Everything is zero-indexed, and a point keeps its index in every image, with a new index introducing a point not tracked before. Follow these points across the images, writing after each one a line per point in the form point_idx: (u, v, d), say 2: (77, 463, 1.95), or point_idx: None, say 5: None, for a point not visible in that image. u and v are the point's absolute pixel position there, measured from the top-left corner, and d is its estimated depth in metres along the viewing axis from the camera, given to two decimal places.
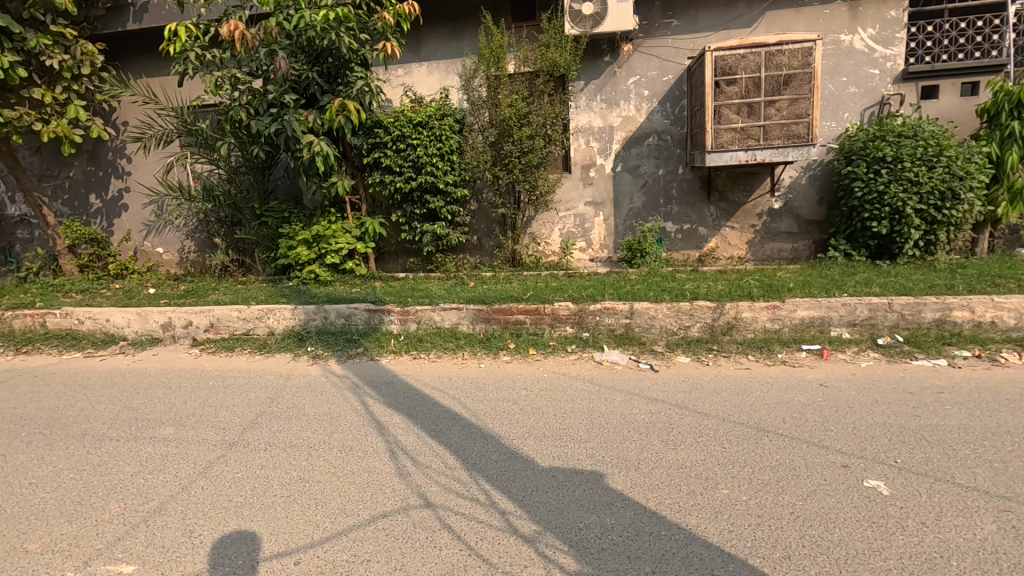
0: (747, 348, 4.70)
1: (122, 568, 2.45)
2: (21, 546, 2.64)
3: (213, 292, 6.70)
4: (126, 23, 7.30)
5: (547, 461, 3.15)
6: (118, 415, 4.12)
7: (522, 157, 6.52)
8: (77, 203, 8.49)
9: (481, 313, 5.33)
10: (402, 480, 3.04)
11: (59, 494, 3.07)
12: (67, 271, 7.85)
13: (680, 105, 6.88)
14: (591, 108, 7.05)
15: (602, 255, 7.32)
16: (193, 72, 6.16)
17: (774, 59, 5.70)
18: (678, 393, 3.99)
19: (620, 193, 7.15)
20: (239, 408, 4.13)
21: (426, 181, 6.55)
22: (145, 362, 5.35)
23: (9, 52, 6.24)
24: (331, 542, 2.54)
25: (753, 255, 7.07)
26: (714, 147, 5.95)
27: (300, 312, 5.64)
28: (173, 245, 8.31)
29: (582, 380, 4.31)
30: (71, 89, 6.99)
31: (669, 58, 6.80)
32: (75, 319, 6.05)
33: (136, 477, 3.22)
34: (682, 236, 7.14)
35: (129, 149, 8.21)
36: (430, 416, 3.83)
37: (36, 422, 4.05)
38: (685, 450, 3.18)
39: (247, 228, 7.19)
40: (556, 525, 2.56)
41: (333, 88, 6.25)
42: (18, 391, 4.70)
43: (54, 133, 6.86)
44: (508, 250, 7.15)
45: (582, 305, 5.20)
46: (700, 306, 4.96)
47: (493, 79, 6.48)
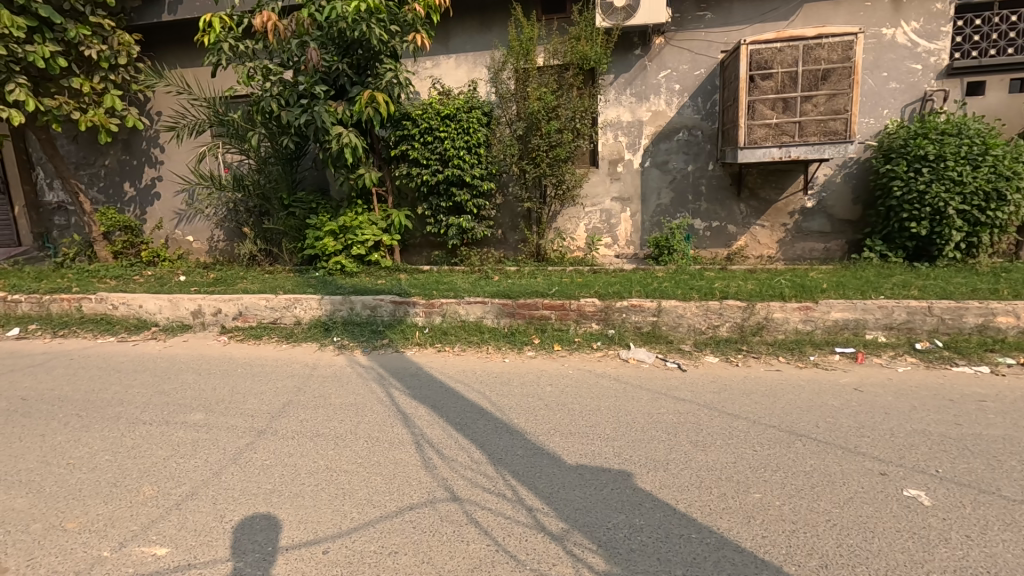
0: (777, 350, 4.60)
1: (157, 550, 2.50)
2: (60, 524, 2.71)
3: (242, 281, 6.80)
4: (161, 15, 7.40)
5: (574, 458, 3.12)
6: (151, 399, 4.21)
7: (550, 151, 6.48)
8: (111, 191, 8.69)
9: (506, 308, 5.31)
10: (428, 472, 3.05)
11: (96, 475, 3.15)
12: (101, 258, 8.07)
13: (712, 100, 6.74)
14: (620, 102, 6.95)
15: (628, 251, 7.24)
16: (227, 62, 6.25)
17: (812, 53, 5.54)
18: (708, 393, 3.91)
19: (648, 189, 7.05)
20: (268, 396, 4.18)
21: (453, 174, 6.53)
22: (175, 349, 5.46)
23: (50, 42, 6.40)
24: (358, 532, 2.55)
25: (783, 254, 6.92)
26: (747, 143, 5.81)
27: (327, 302, 5.69)
28: (202, 234, 8.45)
29: (609, 378, 4.27)
30: (108, 79, 7.13)
31: (702, 51, 6.66)
32: (109, 304, 6.20)
33: (169, 460, 3.28)
34: (710, 234, 7.01)
35: (163, 139, 8.36)
36: (456, 409, 3.82)
37: (73, 404, 4.17)
38: (715, 452, 3.12)
39: (275, 218, 7.29)
40: (584, 524, 2.53)
41: (362, 80, 6.28)
42: (56, 373, 4.84)
43: (91, 122, 7.01)
44: (533, 245, 7.12)
45: (608, 301, 5.14)
46: (730, 305, 4.87)
47: (521, 72, 6.41)
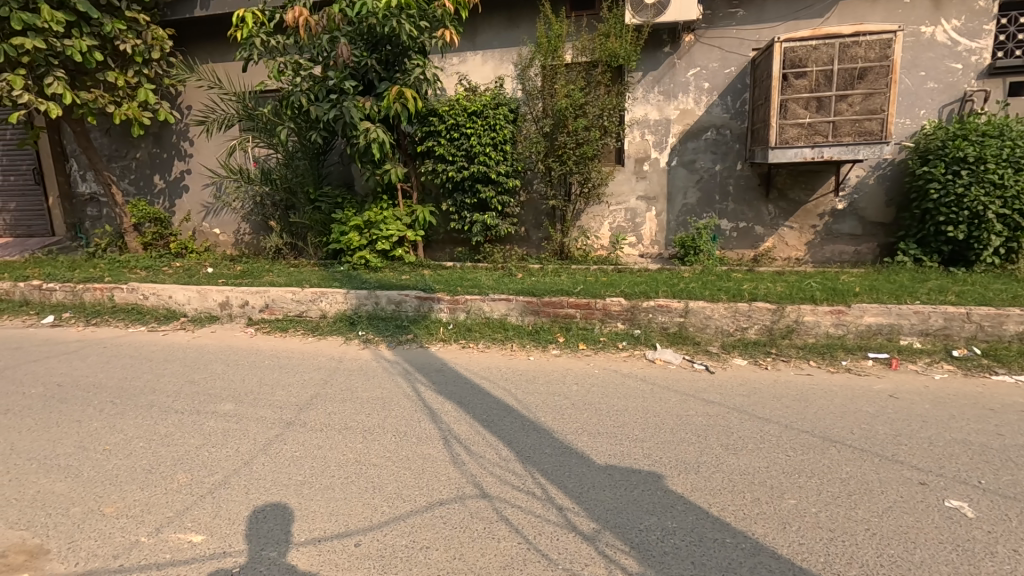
0: (808, 353, 4.51)
1: (192, 537, 2.53)
2: (99, 509, 2.77)
3: (268, 274, 6.88)
4: (194, 10, 7.49)
5: (602, 458, 3.10)
6: (181, 388, 4.28)
7: (577, 148, 6.46)
8: (141, 183, 8.85)
9: (531, 306, 5.29)
10: (456, 468, 3.05)
11: (131, 461, 3.21)
12: (132, 248, 8.24)
13: (741, 98, 6.64)
14: (647, 100, 6.88)
15: (652, 251, 7.17)
16: (258, 57, 6.34)
17: (848, 51, 5.41)
18: (737, 396, 3.86)
19: (674, 188, 6.97)
20: (296, 388, 4.23)
21: (478, 171, 6.52)
22: (204, 339, 5.54)
23: (87, 36, 6.54)
24: (389, 526, 2.56)
25: (812, 256, 6.80)
26: (778, 143, 5.71)
27: (352, 296, 5.73)
28: (229, 227, 8.57)
29: (635, 378, 4.23)
30: (141, 73, 7.28)
31: (733, 49, 6.56)
32: (140, 294, 6.31)
33: (201, 449, 3.33)
34: (737, 235, 6.92)
35: (193, 132, 8.50)
36: (482, 406, 3.82)
37: (107, 391, 4.26)
38: (746, 456, 3.07)
39: (301, 212, 7.36)
40: (616, 525, 2.51)
41: (390, 76, 6.30)
42: (90, 361, 4.95)
43: (125, 115, 7.15)
44: (556, 243, 7.09)
45: (635, 301, 5.10)
46: (760, 307, 4.79)
47: (549, 69, 6.39)
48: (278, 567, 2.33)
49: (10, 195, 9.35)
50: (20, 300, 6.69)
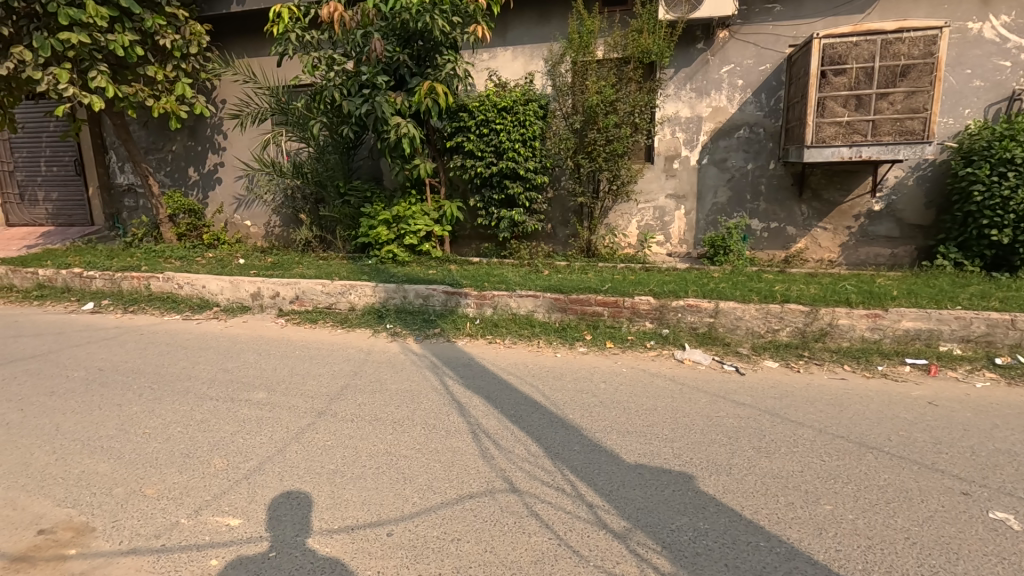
0: (842, 357, 4.42)
1: (230, 520, 2.60)
2: (140, 490, 2.85)
3: (298, 266, 6.99)
4: (230, 5, 7.62)
5: (632, 457, 3.08)
6: (216, 375, 4.39)
7: (607, 145, 6.41)
8: (177, 175, 9.06)
9: (558, 303, 5.28)
10: (485, 462, 3.07)
11: (170, 445, 3.30)
12: (166, 239, 8.45)
13: (776, 96, 6.51)
14: (679, 97, 6.79)
15: (680, 250, 7.10)
16: (293, 52, 6.45)
17: (891, 47, 5.26)
18: (768, 399, 3.80)
19: (704, 187, 6.88)
20: (326, 378, 4.30)
21: (507, 167, 6.52)
22: (236, 329, 5.67)
23: (129, 31, 6.70)
24: (421, 517, 2.59)
25: (846, 259, 6.65)
26: (815, 142, 5.58)
27: (381, 289, 5.79)
28: (260, 219, 8.72)
29: (663, 378, 4.20)
30: (180, 68, 7.47)
31: (769, 45, 6.43)
32: (175, 283, 6.47)
33: (236, 435, 3.41)
34: (768, 235, 6.79)
35: (226, 126, 8.67)
36: (510, 401, 3.83)
37: (146, 376, 4.39)
38: (780, 460, 3.02)
39: (331, 206, 7.46)
40: (647, 524, 2.50)
41: (422, 71, 6.35)
42: (128, 347, 5.10)
43: (163, 108, 7.32)
44: (583, 240, 7.06)
45: (663, 300, 5.05)
46: (792, 309, 4.71)
47: (580, 65, 6.35)
48: (313, 553, 2.38)
49: (52, 185, 9.67)
50: (62, 287, 6.93)
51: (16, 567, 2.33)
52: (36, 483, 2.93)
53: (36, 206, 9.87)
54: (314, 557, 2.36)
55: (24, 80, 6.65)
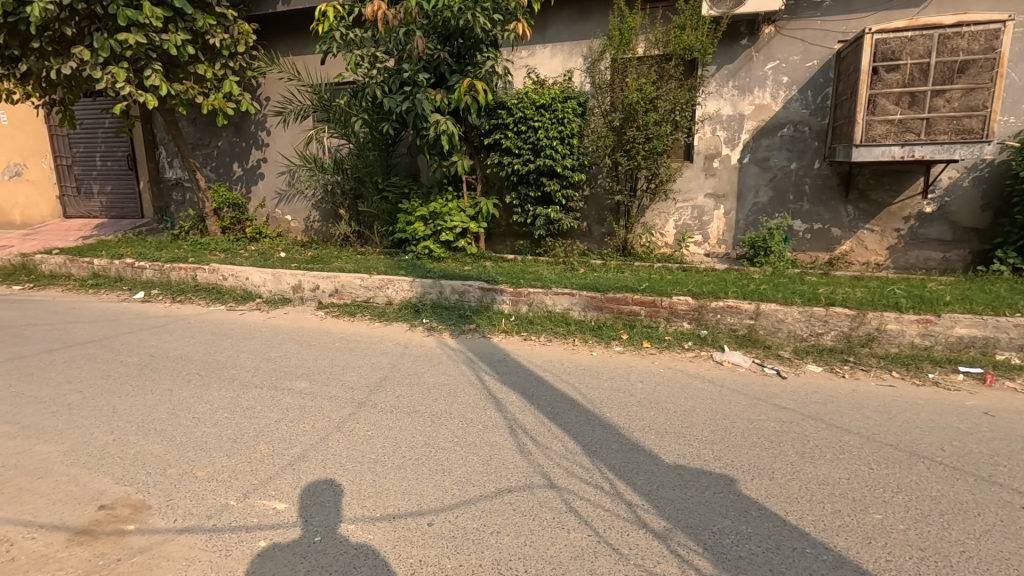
0: (890, 364, 4.27)
1: (276, 504, 2.68)
2: (192, 471, 2.97)
3: (337, 260, 7.13)
4: (276, 5, 7.82)
5: (671, 457, 3.05)
6: (259, 364, 4.53)
7: (646, 143, 6.35)
8: (222, 170, 9.34)
9: (594, 301, 5.25)
10: (522, 458, 3.08)
11: (218, 430, 3.42)
12: (211, 232, 8.74)
13: (823, 93, 6.33)
14: (721, 94, 6.66)
15: (719, 251, 6.97)
16: (336, 50, 6.58)
17: (949, 42, 5.05)
18: (812, 404, 3.70)
19: (744, 186, 6.74)
20: (365, 370, 4.39)
21: (544, 164, 6.52)
22: (278, 320, 5.82)
23: (181, 31, 6.95)
24: (460, 509, 2.63)
25: (894, 262, 6.42)
26: (864, 141, 5.40)
27: (417, 284, 5.87)
28: (300, 214, 8.93)
29: (702, 379, 4.13)
30: (227, 66, 7.72)
31: (816, 41, 6.24)
32: (220, 275, 6.69)
33: (280, 423, 3.51)
34: (811, 236, 6.62)
35: (270, 123, 8.91)
36: (546, 398, 3.84)
37: (194, 363, 4.56)
38: (826, 466, 2.94)
39: (369, 202, 7.60)
40: (687, 525, 2.47)
41: (462, 68, 6.41)
42: (177, 335, 5.31)
43: (211, 106, 7.57)
44: (619, 239, 7.01)
45: (702, 301, 4.98)
46: (837, 313, 4.58)
47: (620, 61, 6.29)
48: (356, 539, 2.43)
49: (106, 179, 10.11)
50: (115, 277, 7.24)
51: (81, 539, 2.46)
52: (96, 461, 3.08)
53: (90, 199, 10.33)
54: (357, 542, 2.42)
55: (85, 78, 6.95)
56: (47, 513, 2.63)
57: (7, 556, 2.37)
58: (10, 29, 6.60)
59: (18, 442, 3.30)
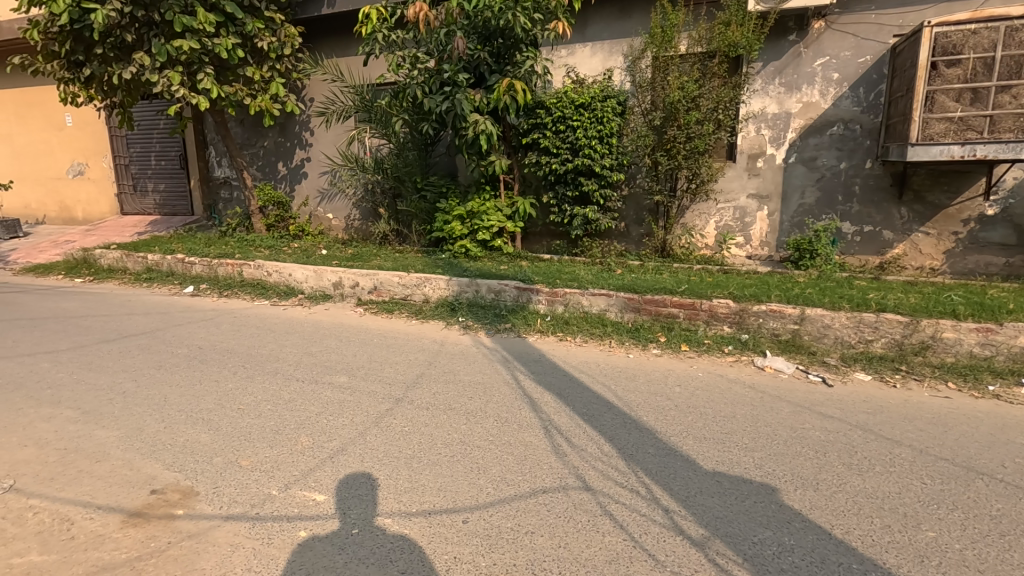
0: (946, 374, 4.07)
1: (316, 496, 2.75)
2: (237, 461, 3.07)
3: (376, 258, 7.26)
4: (321, 8, 8.02)
5: (710, 464, 2.98)
6: (301, 358, 4.65)
7: (687, 142, 6.22)
8: (267, 169, 9.64)
9: (631, 302, 5.18)
10: (557, 458, 3.06)
11: (261, 421, 3.53)
12: (257, 229, 9.03)
13: (876, 90, 6.07)
14: (766, 92, 6.47)
15: (762, 253, 6.79)
16: (379, 51, 6.70)
17: (1016, 35, 4.78)
18: (860, 413, 3.55)
19: (790, 187, 6.53)
20: (402, 366, 4.45)
21: (583, 164, 6.46)
22: (318, 316, 5.97)
23: (232, 35, 7.21)
24: (496, 507, 2.64)
25: (951, 267, 6.11)
26: (920, 139, 5.15)
27: (454, 283, 5.92)
28: (341, 212, 9.13)
29: (743, 385, 4.02)
30: (274, 68, 7.97)
31: (870, 36, 5.99)
32: (265, 271, 6.90)
33: (321, 416, 3.60)
34: (861, 239, 6.36)
35: (314, 123, 9.14)
36: (581, 399, 3.81)
37: (239, 356, 4.72)
38: (875, 479, 2.82)
39: (407, 200, 7.70)
40: (727, 534, 2.41)
41: (501, 68, 6.43)
42: (223, 328, 5.50)
43: (259, 107, 7.81)
44: (658, 240, 6.89)
45: (743, 304, 4.85)
46: (889, 319, 4.39)
47: (662, 60, 6.20)
48: (393, 532, 2.47)
49: (160, 178, 10.58)
50: (167, 271, 7.57)
51: (134, 521, 2.58)
52: (149, 447, 3.22)
53: (145, 197, 10.81)
54: (394, 536, 2.45)
55: (142, 82, 7.28)
56: (104, 495, 2.77)
57: (67, 534, 2.51)
58: (76, 36, 6.97)
59: (78, 426, 3.49)
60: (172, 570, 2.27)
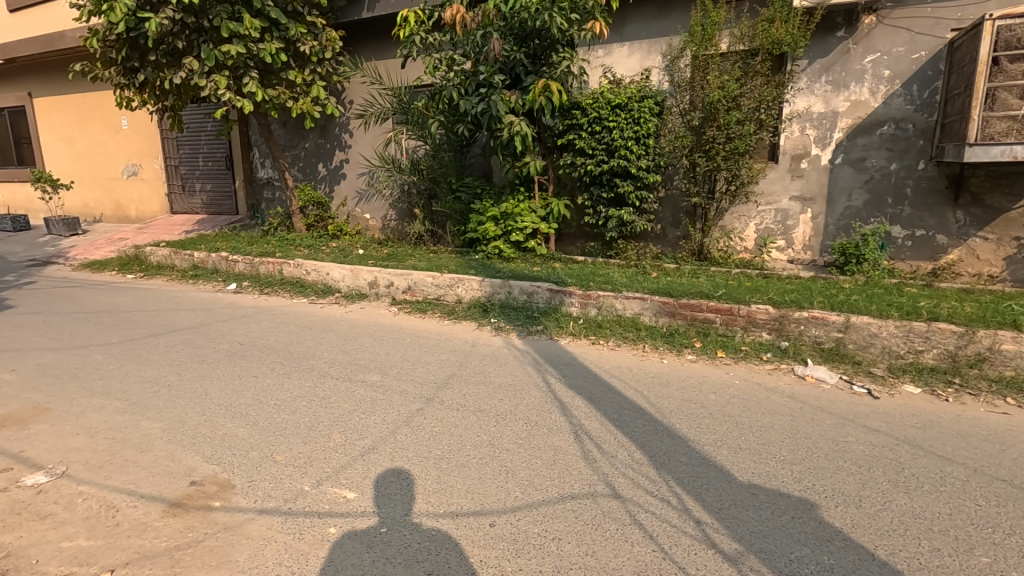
0: (1004, 389, 3.83)
1: (346, 493, 2.79)
2: (272, 456, 3.15)
3: (410, 258, 7.34)
4: (362, 12, 8.18)
5: (745, 476, 2.88)
6: (336, 356, 4.75)
7: (727, 143, 6.06)
8: (308, 170, 9.88)
9: (666, 307, 5.08)
10: (587, 464, 3.03)
11: (297, 417, 3.61)
12: (297, 229, 9.26)
13: (931, 87, 5.78)
14: (812, 90, 6.24)
15: (804, 257, 6.55)
16: (416, 54, 6.77)
17: None
18: (908, 428, 3.38)
19: (836, 189, 6.29)
20: (434, 366, 4.48)
21: (618, 165, 6.38)
22: (354, 314, 6.08)
23: (276, 40, 7.43)
24: (523, 512, 2.62)
25: (1011, 274, 5.76)
26: (979, 139, 4.87)
27: (486, 284, 5.94)
28: (378, 212, 9.27)
29: (781, 395, 3.87)
30: (316, 72, 8.15)
31: (925, 31, 5.71)
32: (304, 270, 7.08)
33: (353, 414, 3.66)
34: (912, 244, 6.06)
35: (352, 125, 9.31)
36: (613, 405, 3.75)
37: (277, 352, 4.85)
38: (923, 499, 2.67)
39: (442, 201, 7.76)
40: (761, 550, 2.33)
41: (537, 69, 6.42)
42: (263, 325, 5.66)
43: (300, 109, 8.01)
44: (695, 243, 6.73)
45: (783, 310, 4.69)
46: (942, 329, 4.17)
47: (701, 58, 6.06)
48: (420, 533, 2.48)
49: (207, 178, 10.99)
50: (212, 269, 7.84)
51: (174, 511, 2.67)
52: (190, 439, 3.34)
53: (193, 197, 11.24)
54: (421, 537, 2.46)
55: (191, 86, 7.56)
56: (147, 484, 2.88)
57: (113, 521, 2.62)
58: (131, 43, 7.30)
59: (126, 417, 3.65)
60: (208, 561, 2.34)
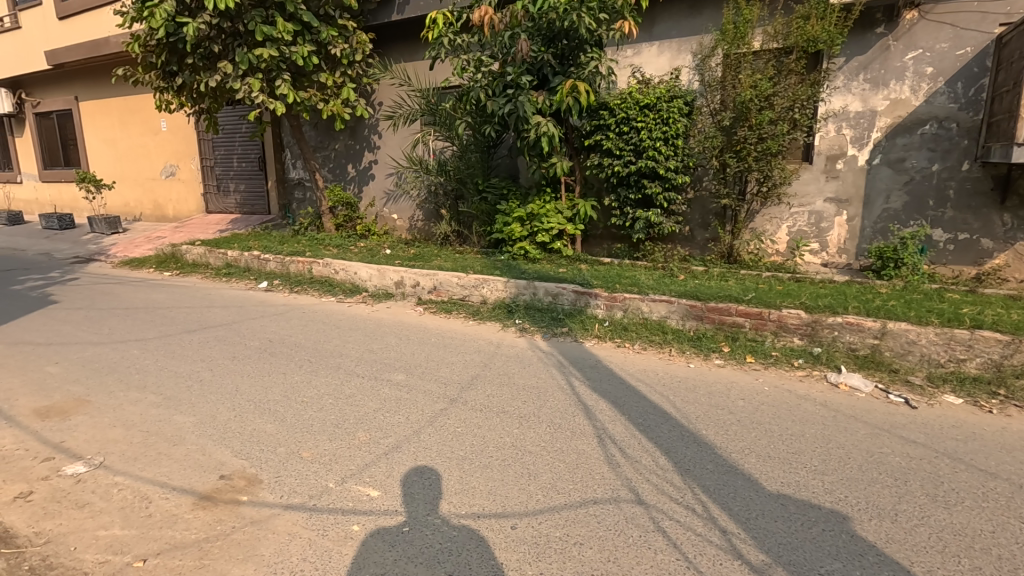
0: None
1: (370, 491, 2.82)
2: (299, 452, 3.20)
3: (436, 258, 7.39)
4: (392, 15, 8.28)
5: (774, 485, 2.81)
6: (363, 354, 4.81)
7: (759, 144, 5.93)
8: (338, 171, 10.04)
9: (694, 310, 4.98)
10: (610, 469, 2.99)
11: (323, 415, 3.67)
12: (326, 228, 9.42)
13: (977, 85, 5.55)
14: (849, 89, 6.05)
15: (839, 261, 6.36)
16: (444, 55, 6.80)
17: None
18: (947, 440, 3.24)
19: (874, 190, 6.08)
20: (459, 366, 4.50)
21: (646, 166, 6.30)
22: (380, 313, 6.15)
23: (308, 43, 7.57)
24: (545, 515, 2.60)
25: None
26: None
27: (512, 284, 5.93)
28: (405, 213, 9.37)
29: (813, 403, 3.76)
30: (346, 74, 8.27)
31: (970, 26, 5.49)
32: (332, 269, 7.19)
33: (378, 412, 3.69)
34: (955, 248, 5.83)
35: (382, 126, 9.42)
36: (639, 409, 3.69)
37: (305, 350, 4.94)
38: (963, 514, 2.56)
39: (469, 202, 7.79)
40: (789, 562, 2.26)
41: (565, 70, 6.39)
42: (292, 323, 5.77)
43: (331, 111, 8.14)
44: (725, 245, 6.59)
45: (816, 315, 4.56)
46: (986, 337, 4.01)
47: (733, 57, 5.95)
48: (443, 533, 2.49)
49: (241, 178, 11.26)
50: (244, 267, 8.04)
51: (203, 504, 2.74)
52: (220, 434, 3.42)
53: (227, 196, 11.54)
54: (443, 537, 2.47)
55: (226, 89, 7.76)
56: (179, 477, 2.96)
57: (146, 511, 2.69)
58: (171, 48, 7.52)
59: (160, 411, 3.76)
60: (235, 554, 2.39)
